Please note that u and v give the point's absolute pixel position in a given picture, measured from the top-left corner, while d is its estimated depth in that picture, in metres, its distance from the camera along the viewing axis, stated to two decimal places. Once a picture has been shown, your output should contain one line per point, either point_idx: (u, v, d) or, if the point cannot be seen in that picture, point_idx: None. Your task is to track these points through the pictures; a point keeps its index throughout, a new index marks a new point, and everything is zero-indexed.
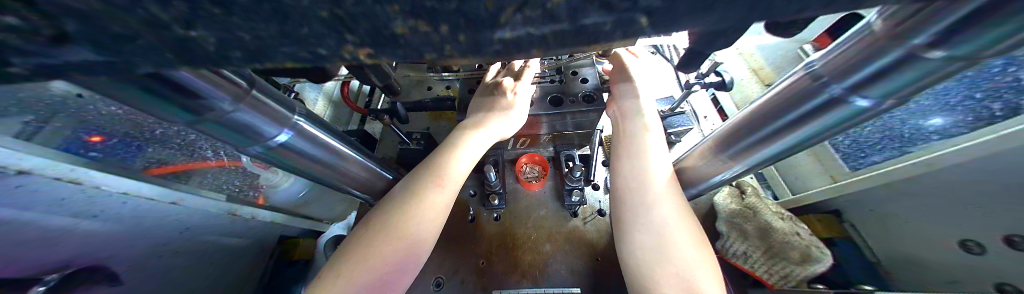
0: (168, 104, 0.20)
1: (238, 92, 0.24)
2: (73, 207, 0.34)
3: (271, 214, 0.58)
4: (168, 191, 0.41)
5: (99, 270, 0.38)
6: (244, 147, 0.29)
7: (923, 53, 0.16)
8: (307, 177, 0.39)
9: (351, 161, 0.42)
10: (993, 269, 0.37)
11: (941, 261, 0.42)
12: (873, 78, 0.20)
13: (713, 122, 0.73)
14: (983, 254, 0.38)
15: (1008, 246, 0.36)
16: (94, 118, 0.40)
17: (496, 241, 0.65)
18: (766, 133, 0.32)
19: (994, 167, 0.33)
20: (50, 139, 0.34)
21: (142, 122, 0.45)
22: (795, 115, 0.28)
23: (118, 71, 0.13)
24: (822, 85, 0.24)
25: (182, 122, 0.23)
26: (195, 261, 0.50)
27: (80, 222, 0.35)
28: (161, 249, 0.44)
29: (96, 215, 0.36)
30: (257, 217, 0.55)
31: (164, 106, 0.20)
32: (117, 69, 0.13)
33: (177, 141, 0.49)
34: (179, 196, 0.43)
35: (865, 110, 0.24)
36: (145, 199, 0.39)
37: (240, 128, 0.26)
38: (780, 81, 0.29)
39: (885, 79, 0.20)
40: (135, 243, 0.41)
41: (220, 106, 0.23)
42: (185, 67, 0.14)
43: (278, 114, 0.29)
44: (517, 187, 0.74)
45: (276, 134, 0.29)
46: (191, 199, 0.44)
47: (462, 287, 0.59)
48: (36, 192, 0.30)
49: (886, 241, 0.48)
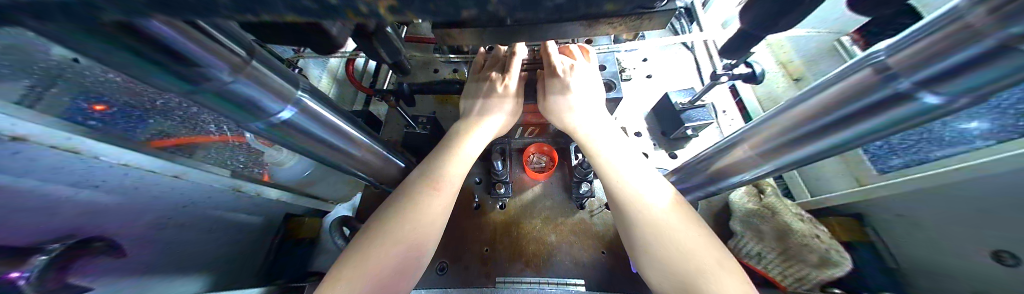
0: (158, 71, 0.18)
1: (237, 62, 0.22)
2: (73, 177, 0.33)
3: (275, 192, 0.57)
4: (169, 164, 0.40)
5: (107, 241, 0.38)
6: (246, 123, 0.27)
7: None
8: (313, 159, 0.37)
9: (359, 143, 0.40)
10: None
11: (970, 271, 0.40)
12: (953, 74, 0.18)
13: (732, 118, 0.70)
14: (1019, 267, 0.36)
15: None
16: (93, 85, 0.36)
17: (501, 229, 0.65)
18: (808, 130, 0.30)
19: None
20: (51, 107, 0.31)
21: (140, 91, 0.42)
22: (848, 111, 0.26)
23: (86, 18, 0.11)
24: (888, 78, 0.21)
25: (180, 93, 0.22)
26: (203, 234, 0.50)
27: (81, 192, 0.34)
28: (170, 222, 0.44)
29: (97, 185, 0.35)
30: (262, 193, 0.54)
31: (160, 73, 0.18)
32: (82, 14, 0.11)
33: (179, 113, 0.46)
34: (181, 169, 0.41)
35: (934, 109, 0.21)
36: (145, 171, 0.37)
37: (242, 103, 0.24)
38: (834, 73, 0.26)
39: (965, 76, 0.17)
40: (141, 215, 0.41)
41: (219, 77, 0.21)
42: (167, 18, 0.12)
43: (281, 89, 0.26)
44: (524, 176, 0.72)
45: (278, 111, 0.27)
46: (193, 173, 0.43)
47: (465, 273, 0.59)
48: (32, 158, 0.29)
49: (911, 247, 0.47)
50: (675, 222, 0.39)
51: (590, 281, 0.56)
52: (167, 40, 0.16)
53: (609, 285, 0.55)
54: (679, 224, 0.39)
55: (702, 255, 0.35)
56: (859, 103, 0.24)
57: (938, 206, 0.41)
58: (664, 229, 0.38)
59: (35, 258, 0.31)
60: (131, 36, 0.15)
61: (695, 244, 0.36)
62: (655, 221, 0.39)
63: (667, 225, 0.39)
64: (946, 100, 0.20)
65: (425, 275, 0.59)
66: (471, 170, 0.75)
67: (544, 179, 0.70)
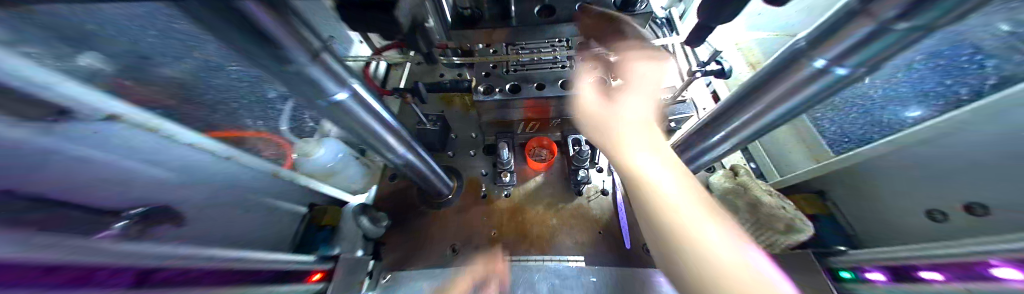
0: (262, 54, 0.24)
1: (314, 51, 0.27)
2: (143, 154, 0.39)
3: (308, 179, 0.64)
4: (225, 147, 0.49)
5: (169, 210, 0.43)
6: (313, 101, 0.33)
7: (881, 29, 0.20)
8: (359, 137, 0.44)
9: (390, 128, 0.46)
10: (949, 234, 0.39)
11: (909, 230, 0.44)
12: (844, 52, 0.24)
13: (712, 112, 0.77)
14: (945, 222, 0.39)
15: (969, 212, 0.37)
16: (177, 77, 0.41)
17: (506, 215, 0.70)
18: (759, 107, 0.36)
19: (969, 143, 0.36)
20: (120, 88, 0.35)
21: (203, 81, 0.45)
22: (784, 88, 0.32)
23: None
24: (807, 58, 0.27)
25: (271, 70, 0.27)
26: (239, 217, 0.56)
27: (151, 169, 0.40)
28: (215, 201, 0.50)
29: (164, 164, 0.42)
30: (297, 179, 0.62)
31: (263, 58, 0.25)
32: None
33: (226, 106, 0.50)
34: (233, 152, 0.50)
35: (841, 80, 0.27)
36: (207, 150, 0.46)
37: (311, 83, 0.30)
38: (774, 59, 0.32)
39: (855, 53, 0.23)
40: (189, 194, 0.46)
41: (300, 62, 0.26)
42: None
43: (344, 77, 0.33)
44: (526, 168, 0.79)
45: (336, 92, 0.33)
46: (243, 156, 0.52)
47: (476, 253, 0.65)
48: (106, 135, 0.34)
49: (865, 214, 0.50)
50: (697, 210, 0.34)
51: (590, 258, 0.61)
52: (274, 32, 0.22)
53: (607, 262, 0.60)
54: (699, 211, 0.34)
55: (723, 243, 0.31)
56: (791, 81, 0.30)
57: (888, 174, 0.45)
58: (684, 217, 0.33)
59: (119, 222, 0.37)
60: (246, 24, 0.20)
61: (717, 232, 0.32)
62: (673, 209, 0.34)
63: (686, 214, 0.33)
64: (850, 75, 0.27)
65: (439, 256, 0.65)
66: (477, 164, 0.81)
67: (545, 170, 0.77)
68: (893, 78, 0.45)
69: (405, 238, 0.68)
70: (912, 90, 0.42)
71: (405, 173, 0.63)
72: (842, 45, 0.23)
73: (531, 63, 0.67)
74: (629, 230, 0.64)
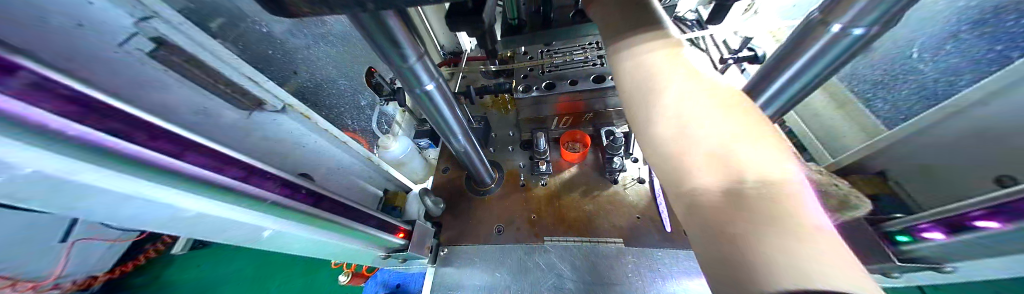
0: (392, 51, 0.36)
1: (419, 52, 0.39)
2: (284, 133, 0.58)
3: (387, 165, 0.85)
4: (342, 134, 0.70)
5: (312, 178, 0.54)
6: (413, 88, 0.45)
7: None
8: (438, 123, 0.57)
9: (458, 116, 0.58)
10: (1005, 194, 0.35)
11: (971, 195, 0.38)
12: (862, 11, 0.28)
13: None
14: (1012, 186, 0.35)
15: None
16: (296, 87, 0.61)
17: (544, 201, 0.77)
18: (784, 79, 0.39)
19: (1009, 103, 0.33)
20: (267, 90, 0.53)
21: (321, 94, 0.68)
22: (804, 59, 0.35)
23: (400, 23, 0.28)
24: (826, 24, 0.31)
25: (398, 65, 0.39)
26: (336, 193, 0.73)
27: (302, 144, 0.62)
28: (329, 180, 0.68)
29: (306, 144, 0.63)
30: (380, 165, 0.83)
31: (396, 58, 0.37)
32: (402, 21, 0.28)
33: (337, 109, 0.73)
34: (348, 138, 0.72)
35: (862, 38, 0.30)
36: (332, 134, 0.67)
37: (413, 75, 0.42)
38: (794, 35, 0.36)
39: (874, 9, 0.27)
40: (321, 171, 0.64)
41: (410, 60, 0.38)
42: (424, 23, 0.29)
43: (436, 75, 0.46)
44: (560, 160, 0.85)
45: (427, 83, 0.45)
46: (353, 142, 0.73)
47: (518, 233, 0.72)
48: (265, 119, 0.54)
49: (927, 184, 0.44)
50: (725, 100, 0.21)
51: (629, 240, 0.64)
52: (400, 34, 0.34)
53: (648, 244, 0.62)
54: (722, 102, 0.21)
55: (764, 145, 0.18)
56: (814, 47, 0.34)
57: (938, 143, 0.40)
58: (691, 107, 0.21)
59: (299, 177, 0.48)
60: (388, 31, 0.32)
61: (757, 134, 0.18)
62: (680, 98, 0.22)
63: (699, 103, 0.21)
64: (866, 38, 0.30)
65: (487, 235, 0.73)
66: (515, 157, 0.90)
67: (578, 161, 0.82)
68: (943, 49, 0.44)
69: (458, 219, 0.79)
70: (963, 59, 0.41)
71: (461, 159, 0.74)
72: (859, 7, 0.27)
73: (563, 65, 0.77)
74: (668, 215, 0.66)
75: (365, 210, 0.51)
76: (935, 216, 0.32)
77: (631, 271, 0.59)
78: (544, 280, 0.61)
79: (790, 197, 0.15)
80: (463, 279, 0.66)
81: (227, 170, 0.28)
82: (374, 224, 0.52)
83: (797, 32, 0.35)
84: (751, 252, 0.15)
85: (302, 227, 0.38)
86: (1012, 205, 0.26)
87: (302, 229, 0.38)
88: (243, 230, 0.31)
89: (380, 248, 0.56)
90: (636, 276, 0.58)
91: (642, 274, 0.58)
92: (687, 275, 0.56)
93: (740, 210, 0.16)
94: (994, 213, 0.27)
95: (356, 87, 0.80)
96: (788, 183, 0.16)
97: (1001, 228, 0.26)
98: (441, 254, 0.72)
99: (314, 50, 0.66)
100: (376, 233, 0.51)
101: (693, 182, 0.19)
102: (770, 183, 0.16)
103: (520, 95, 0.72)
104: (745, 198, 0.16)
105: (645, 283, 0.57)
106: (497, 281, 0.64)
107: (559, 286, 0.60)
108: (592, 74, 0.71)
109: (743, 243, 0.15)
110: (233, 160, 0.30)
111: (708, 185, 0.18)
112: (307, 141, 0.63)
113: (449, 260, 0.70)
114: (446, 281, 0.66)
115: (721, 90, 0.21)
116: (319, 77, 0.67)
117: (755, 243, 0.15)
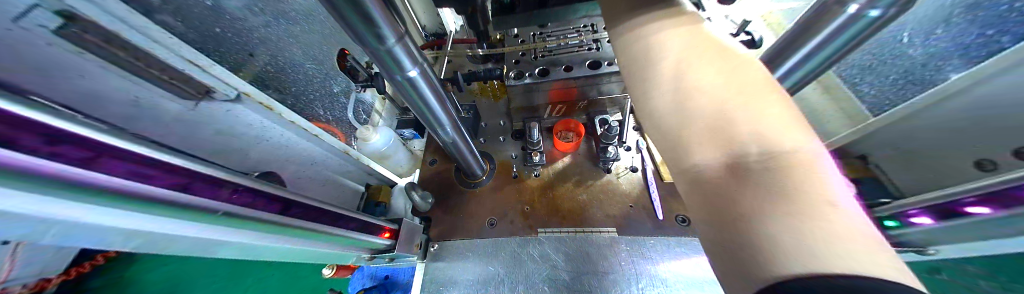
0: (368, 31, 0.30)
1: (399, 33, 0.33)
2: (245, 128, 0.51)
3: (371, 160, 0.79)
4: (313, 126, 0.64)
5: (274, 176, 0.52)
6: (393, 75, 0.40)
7: None
8: (425, 114, 0.52)
9: (445, 106, 0.53)
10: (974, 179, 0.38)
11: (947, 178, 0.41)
12: None
13: None
14: (989, 171, 0.37)
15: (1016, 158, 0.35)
16: (256, 71, 0.53)
17: (538, 192, 0.75)
18: (799, 58, 0.38)
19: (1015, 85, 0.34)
20: (210, 75, 0.45)
21: (285, 80, 0.59)
22: (818, 40, 0.35)
23: None
24: (843, 6, 0.31)
25: (371, 48, 0.33)
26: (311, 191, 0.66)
27: (265, 139, 0.55)
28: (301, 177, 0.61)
29: (269, 140, 0.56)
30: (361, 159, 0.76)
31: (372, 40, 0.32)
32: None
33: (306, 97, 0.65)
34: (320, 131, 0.65)
35: (878, 20, 0.30)
36: (301, 127, 0.61)
37: (393, 60, 0.36)
38: (807, 16, 0.35)
39: None
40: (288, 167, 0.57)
41: (389, 42, 0.33)
42: None
43: (421, 58, 0.40)
44: (553, 150, 0.83)
45: (410, 70, 0.39)
46: (326, 135, 0.67)
47: (512, 226, 0.70)
48: (213, 110, 0.46)
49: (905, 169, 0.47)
50: (734, 75, 0.19)
51: (622, 229, 0.64)
52: (375, 9, 0.28)
53: (639, 232, 0.63)
54: (728, 74, 0.19)
55: (775, 119, 0.16)
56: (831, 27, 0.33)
57: (935, 130, 0.42)
58: (698, 83, 0.20)
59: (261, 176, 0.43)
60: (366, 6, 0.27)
61: (769, 110, 0.17)
62: (681, 75, 0.21)
63: (704, 78, 0.20)
64: (881, 21, 0.30)
65: (479, 228, 0.71)
66: (508, 147, 0.87)
67: (572, 151, 0.81)
68: (931, 34, 0.45)
69: (448, 214, 0.75)
70: (952, 43, 0.43)
71: (449, 151, 0.69)
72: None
73: (557, 48, 0.72)
74: (660, 203, 0.67)
75: (343, 212, 0.46)
76: (924, 203, 0.34)
77: (623, 258, 0.59)
78: (538, 271, 0.61)
79: (799, 172, 0.14)
80: (455, 275, 0.64)
81: (165, 179, 0.22)
82: (356, 227, 0.48)
83: (811, 11, 0.34)
84: (752, 231, 0.14)
85: (268, 236, 0.32)
86: (1004, 193, 0.28)
87: (265, 238, 0.32)
88: (188, 245, 0.26)
89: (364, 250, 0.51)
90: (628, 263, 0.58)
91: (634, 261, 0.59)
92: (676, 261, 0.57)
93: (743, 191, 0.15)
94: (983, 201, 0.29)
95: (327, 71, 0.71)
96: (800, 157, 0.15)
97: (990, 214, 0.28)
98: (430, 249, 0.69)
99: (274, 28, 0.56)
100: (355, 236, 0.46)
101: (692, 161, 0.18)
102: (778, 159, 0.15)
103: (511, 82, 0.67)
104: (749, 176, 0.15)
105: (636, 270, 0.57)
106: (490, 275, 0.62)
107: (554, 276, 0.60)
108: (588, 59, 0.67)
109: (742, 222, 0.15)
110: (177, 165, 0.24)
111: (708, 165, 0.17)
112: (271, 134, 0.56)
113: (440, 256, 0.68)
114: (437, 278, 0.64)
115: (727, 61, 0.20)
116: (282, 59, 0.58)
117: (757, 222, 0.14)
